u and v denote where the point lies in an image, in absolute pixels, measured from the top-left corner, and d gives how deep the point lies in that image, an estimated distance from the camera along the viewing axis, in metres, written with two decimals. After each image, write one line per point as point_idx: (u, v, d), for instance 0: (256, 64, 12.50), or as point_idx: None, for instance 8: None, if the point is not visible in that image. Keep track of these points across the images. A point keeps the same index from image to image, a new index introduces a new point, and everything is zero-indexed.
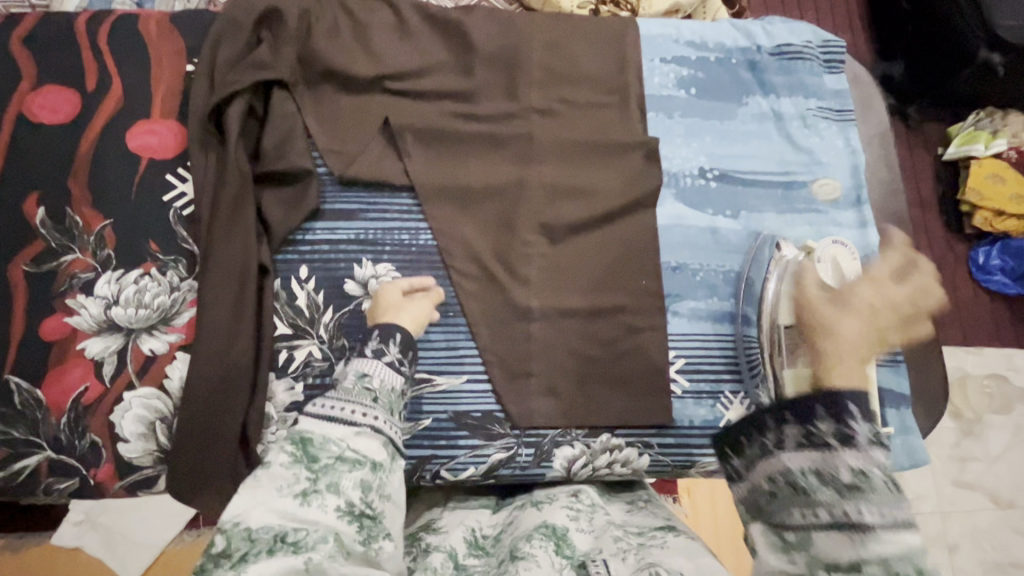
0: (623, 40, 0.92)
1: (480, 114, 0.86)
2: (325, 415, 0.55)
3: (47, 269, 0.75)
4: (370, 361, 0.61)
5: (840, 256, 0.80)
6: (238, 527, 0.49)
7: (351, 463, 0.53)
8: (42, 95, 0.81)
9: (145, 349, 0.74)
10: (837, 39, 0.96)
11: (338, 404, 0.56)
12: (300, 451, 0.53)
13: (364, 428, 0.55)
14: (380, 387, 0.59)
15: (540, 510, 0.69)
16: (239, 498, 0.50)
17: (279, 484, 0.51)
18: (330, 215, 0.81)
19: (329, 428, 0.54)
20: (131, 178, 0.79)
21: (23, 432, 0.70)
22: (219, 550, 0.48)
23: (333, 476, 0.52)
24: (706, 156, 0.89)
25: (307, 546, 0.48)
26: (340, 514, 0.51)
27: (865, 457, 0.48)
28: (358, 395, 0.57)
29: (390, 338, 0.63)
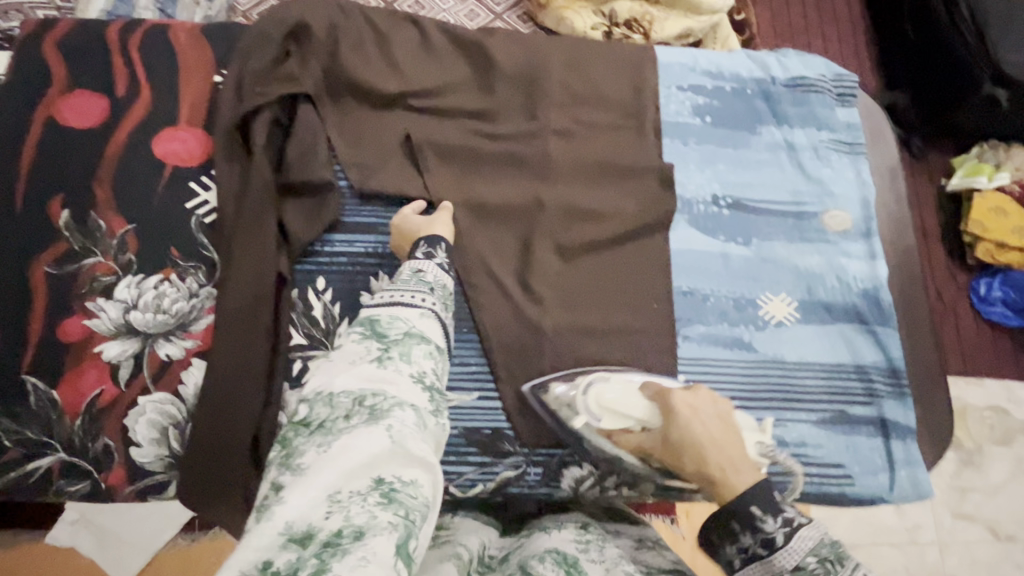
0: (641, 66, 0.94)
1: (500, 133, 0.88)
2: (391, 303, 0.61)
3: (68, 271, 0.76)
4: (425, 260, 0.70)
5: (603, 395, 0.75)
6: (319, 396, 0.52)
7: (417, 339, 0.58)
8: (72, 100, 0.83)
9: (162, 354, 0.75)
10: (849, 74, 0.98)
11: (400, 294, 0.63)
12: (371, 330, 0.57)
13: (425, 313, 0.62)
14: (434, 281, 0.68)
15: (552, 537, 0.65)
16: (320, 374, 0.54)
17: (354, 357, 0.55)
18: (349, 227, 0.82)
19: (396, 310, 0.60)
20: (155, 185, 0.81)
21: (37, 432, 0.71)
22: (303, 416, 0.52)
23: (403, 348, 0.56)
24: (719, 183, 0.91)
25: (384, 410, 0.50)
26: (412, 382, 0.54)
27: (796, 549, 0.54)
28: (415, 284, 0.65)
29: (436, 244, 0.73)
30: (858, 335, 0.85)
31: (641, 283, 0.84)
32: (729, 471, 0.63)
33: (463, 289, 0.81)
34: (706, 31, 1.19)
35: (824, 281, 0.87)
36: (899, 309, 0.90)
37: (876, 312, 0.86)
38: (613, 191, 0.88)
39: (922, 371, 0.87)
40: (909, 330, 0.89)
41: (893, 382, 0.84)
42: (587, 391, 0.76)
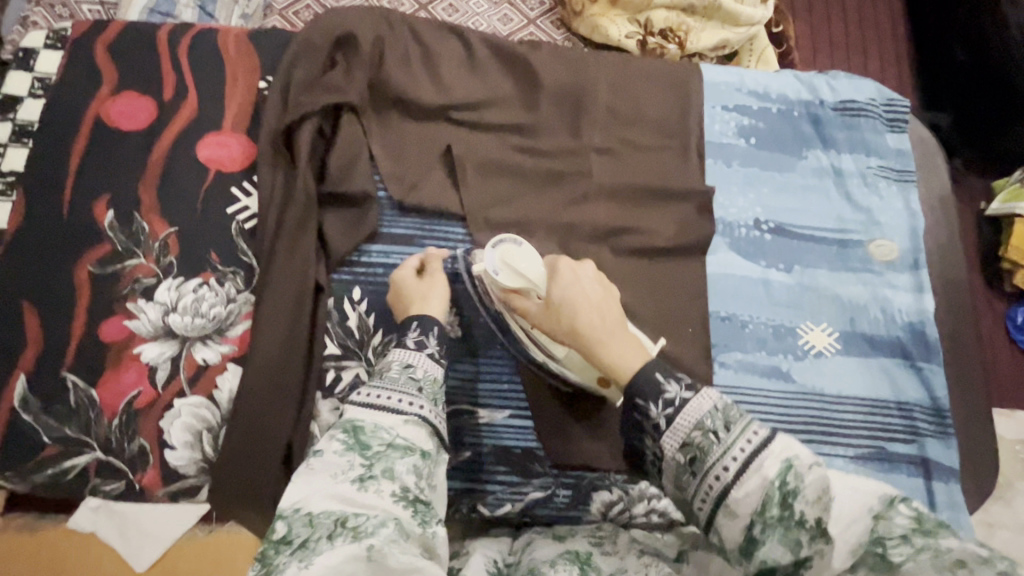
0: (686, 84, 0.92)
1: (540, 149, 0.87)
2: (372, 403, 0.55)
3: (111, 271, 0.77)
4: (415, 352, 0.62)
5: (508, 256, 0.72)
6: (298, 513, 0.47)
7: (403, 450, 0.53)
8: (121, 102, 0.84)
9: (198, 358, 0.75)
10: (901, 99, 0.96)
11: (383, 393, 0.56)
12: (353, 440, 0.52)
13: (412, 418, 0.56)
14: (424, 377, 0.60)
15: (562, 541, 0.69)
16: (297, 486, 0.50)
17: (334, 471, 0.50)
18: (387, 239, 0.82)
19: (380, 417, 0.54)
20: (198, 188, 0.81)
21: (76, 430, 0.72)
22: (282, 536, 0.46)
23: (388, 463, 0.51)
24: (762, 207, 0.89)
25: (367, 531, 0.46)
26: (396, 499, 0.49)
27: (679, 428, 0.51)
28: (404, 384, 0.58)
29: (430, 330, 0.64)
30: (901, 370, 0.83)
31: (681, 309, 0.83)
32: (592, 333, 0.61)
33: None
34: (744, 42, 1.17)
35: (867, 313, 0.85)
36: (947, 344, 0.86)
37: (922, 348, 0.84)
38: (653, 212, 0.86)
39: (970, 411, 0.84)
40: (957, 367, 0.85)
41: (937, 422, 0.81)
42: (492, 258, 0.72)
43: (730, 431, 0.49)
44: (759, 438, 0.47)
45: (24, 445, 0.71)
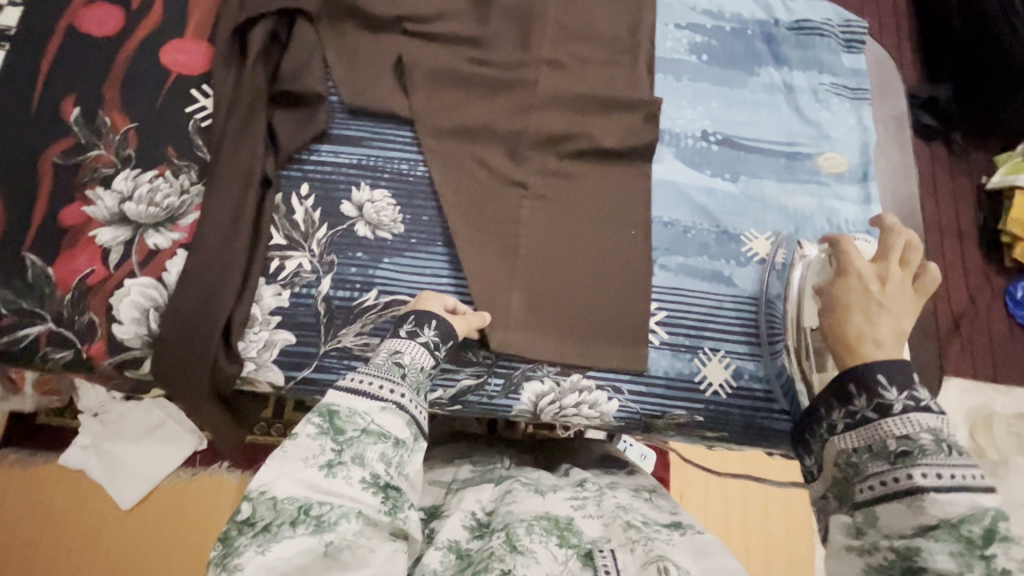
0: (641, 3, 0.93)
1: (491, 60, 0.89)
2: (353, 390, 0.62)
3: (73, 162, 0.82)
4: (406, 341, 0.67)
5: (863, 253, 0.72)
6: (263, 496, 0.54)
7: (375, 436, 0.59)
8: (91, 10, 0.89)
9: (150, 243, 0.79)
10: (859, 21, 0.95)
11: (368, 380, 0.63)
12: (327, 424, 0.59)
13: (389, 405, 0.62)
14: (410, 364, 0.66)
15: (541, 496, 0.70)
16: (268, 469, 0.56)
17: (304, 455, 0.57)
18: (336, 139, 0.85)
19: (356, 402, 0.61)
20: (159, 89, 0.85)
21: (32, 304, 0.75)
22: (245, 517, 0.54)
23: (359, 449, 0.58)
24: (711, 120, 0.89)
25: (328, 523, 0.54)
26: (365, 485, 0.56)
27: (911, 424, 0.57)
28: (387, 371, 0.64)
29: (425, 323, 0.70)
30: None
31: (623, 210, 0.84)
32: (866, 319, 0.62)
33: (441, 204, 0.83)
34: None
35: (813, 223, 0.85)
36: None
37: None
38: (601, 121, 0.87)
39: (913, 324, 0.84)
40: None
41: None
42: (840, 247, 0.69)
43: (953, 457, 0.55)
44: (973, 481, 0.54)
45: None
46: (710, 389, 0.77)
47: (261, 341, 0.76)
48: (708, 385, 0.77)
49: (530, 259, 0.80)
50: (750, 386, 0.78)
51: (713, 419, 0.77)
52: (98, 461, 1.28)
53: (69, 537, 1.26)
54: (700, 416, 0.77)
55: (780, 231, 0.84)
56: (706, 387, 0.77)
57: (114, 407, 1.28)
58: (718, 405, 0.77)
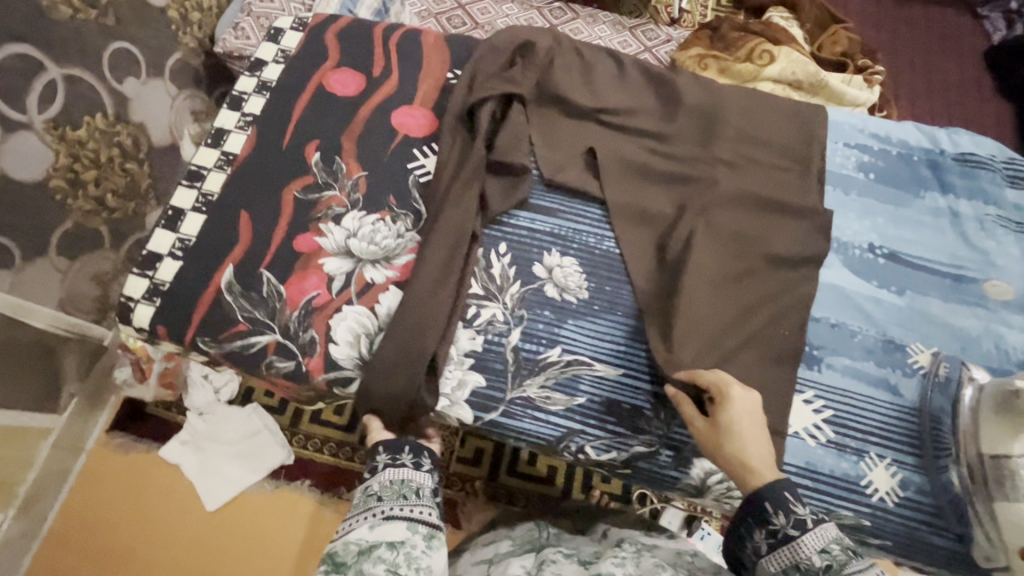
0: (814, 120, 1.03)
1: (674, 154, 0.99)
2: (344, 530, 0.73)
3: (311, 198, 0.95)
4: (381, 475, 0.78)
5: None
6: None
7: (369, 552, 0.70)
8: (339, 73, 1.05)
9: (367, 276, 0.89)
10: (1021, 160, 1.01)
11: (351, 519, 0.74)
12: (331, 563, 0.70)
13: (376, 523, 0.72)
14: (379, 489, 0.76)
15: (586, 567, 0.74)
16: None
17: None
18: (533, 208, 0.96)
19: (348, 536, 0.72)
20: (387, 146, 0.99)
21: (264, 315, 0.86)
22: None
23: (359, 568, 0.68)
24: (877, 234, 0.95)
25: None
26: None
27: (820, 536, 0.64)
28: (393, 497, 0.75)
29: None
30: None
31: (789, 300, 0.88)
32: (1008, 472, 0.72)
33: (628, 279, 0.90)
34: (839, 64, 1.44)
35: (980, 344, 0.87)
36: None
37: None
38: (774, 221, 0.94)
39: None
40: None
41: None
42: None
43: (859, 560, 0.62)
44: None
45: (221, 318, 0.86)
46: (876, 495, 0.79)
47: (454, 380, 0.84)
48: (874, 490, 0.79)
49: (712, 328, 0.83)
50: (916, 498, 0.79)
51: (879, 525, 0.78)
52: (194, 459, 1.36)
53: (143, 532, 1.32)
54: (865, 519, 0.78)
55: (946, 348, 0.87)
56: (872, 492, 0.79)
57: (221, 409, 1.37)
58: (884, 512, 0.78)
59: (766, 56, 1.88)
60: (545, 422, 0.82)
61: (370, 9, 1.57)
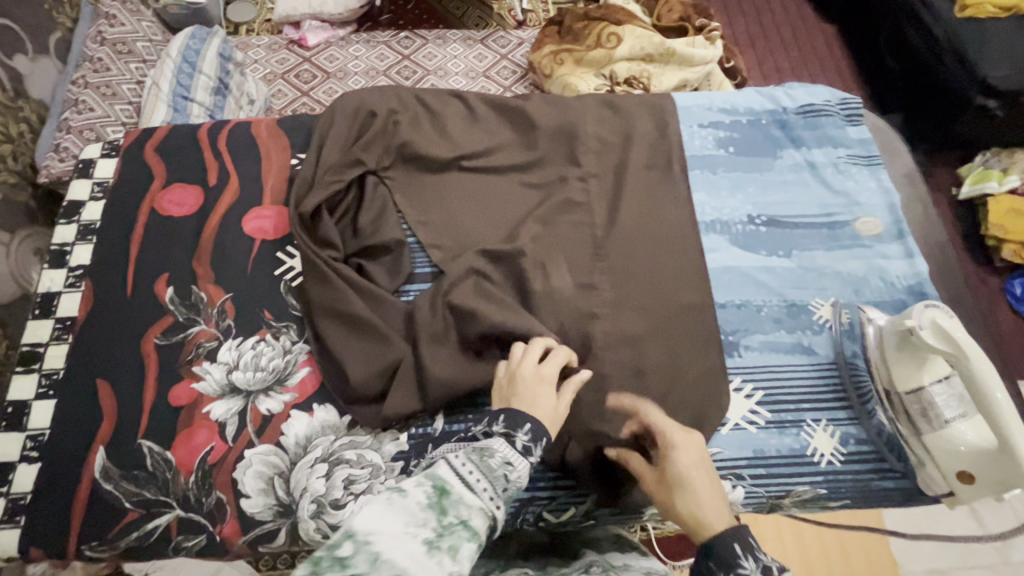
0: (665, 111, 1.05)
1: (544, 179, 0.98)
2: (468, 478, 0.53)
3: (175, 341, 0.84)
4: (516, 454, 0.59)
5: (940, 317, 0.74)
6: (365, 544, 0.44)
7: (474, 539, 0.49)
8: (171, 192, 0.95)
9: (263, 409, 0.80)
10: (853, 97, 1.08)
11: (479, 474, 0.54)
12: (437, 501, 0.49)
13: (489, 505, 0.52)
14: (511, 473, 0.56)
15: None
16: (372, 511, 0.46)
17: (409, 520, 0.46)
18: (423, 278, 0.91)
19: (468, 494, 0.51)
20: (246, 258, 0.90)
21: (155, 493, 0.75)
22: (343, 555, 0.43)
23: (457, 544, 0.47)
24: (752, 205, 0.98)
25: None
26: None
27: None
28: (498, 480, 0.54)
29: (521, 427, 0.61)
30: None
31: (684, 279, 0.90)
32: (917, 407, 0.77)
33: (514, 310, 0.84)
34: (701, 80, 1.90)
35: (868, 283, 0.92)
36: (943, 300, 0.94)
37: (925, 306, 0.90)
38: (654, 220, 0.94)
39: None
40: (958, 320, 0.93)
41: None
42: (926, 315, 0.75)
43: None
44: None
45: (107, 513, 0.74)
46: (823, 460, 0.81)
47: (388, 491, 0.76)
48: (820, 456, 0.81)
49: (617, 328, 0.86)
50: (859, 450, 0.81)
51: (834, 490, 0.79)
52: None
53: None
54: (821, 488, 0.79)
55: (842, 296, 0.91)
56: (819, 458, 0.81)
57: (163, 564, 0.94)
58: (835, 474, 0.80)
59: (613, 38, 1.88)
60: None
61: (207, 88, 1.46)
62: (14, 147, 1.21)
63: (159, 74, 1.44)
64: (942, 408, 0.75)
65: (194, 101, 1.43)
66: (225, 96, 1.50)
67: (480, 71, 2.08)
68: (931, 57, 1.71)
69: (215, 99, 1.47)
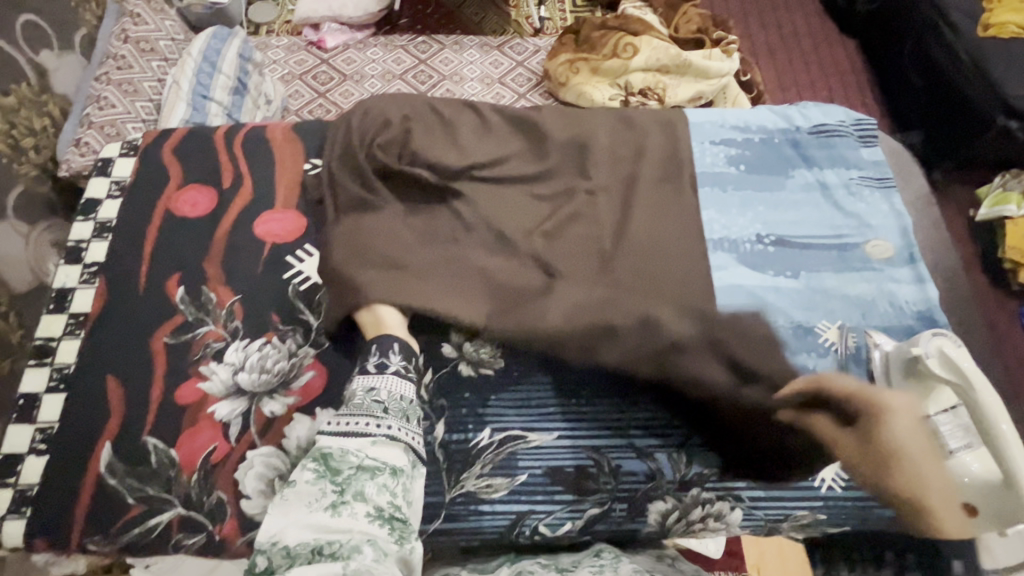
0: (676, 127, 1.05)
1: (554, 190, 0.98)
2: (343, 433, 0.67)
3: (184, 340, 0.85)
4: (377, 376, 0.73)
5: (946, 347, 0.75)
6: (276, 546, 0.59)
7: (372, 471, 0.65)
8: (186, 192, 0.97)
9: (267, 411, 0.81)
10: (868, 118, 1.07)
11: (350, 420, 0.69)
12: (323, 467, 0.64)
13: (379, 438, 0.68)
14: (390, 398, 0.71)
15: None
16: (274, 521, 0.61)
17: (308, 501, 0.62)
18: None
19: (346, 443, 0.67)
20: (257, 260, 0.91)
21: (159, 490, 0.76)
22: (263, 565, 0.58)
23: (358, 486, 0.63)
24: (762, 224, 0.98)
25: (344, 554, 0.58)
26: (371, 518, 0.62)
27: None
28: (368, 408, 0.69)
29: (389, 350, 0.76)
30: None
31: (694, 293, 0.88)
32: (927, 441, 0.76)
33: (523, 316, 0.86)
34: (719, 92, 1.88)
35: (877, 307, 0.91)
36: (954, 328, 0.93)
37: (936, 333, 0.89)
38: (663, 235, 0.94)
39: None
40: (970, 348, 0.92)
41: None
42: (932, 343, 0.75)
43: None
44: None
45: (112, 507, 0.76)
46: (825, 485, 0.80)
47: None
48: (821, 481, 0.80)
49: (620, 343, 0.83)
50: None
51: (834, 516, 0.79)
52: None
53: None
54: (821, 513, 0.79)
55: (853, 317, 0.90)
56: (820, 484, 0.80)
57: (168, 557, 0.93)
58: (837, 501, 0.79)
59: (630, 48, 1.88)
60: (493, 513, 0.78)
61: (225, 88, 1.50)
62: (35, 143, 1.23)
63: (181, 73, 1.47)
64: (947, 438, 0.74)
65: (212, 101, 1.46)
66: (242, 96, 1.54)
67: (495, 78, 2.09)
68: (950, 74, 1.69)
69: (233, 99, 1.52)
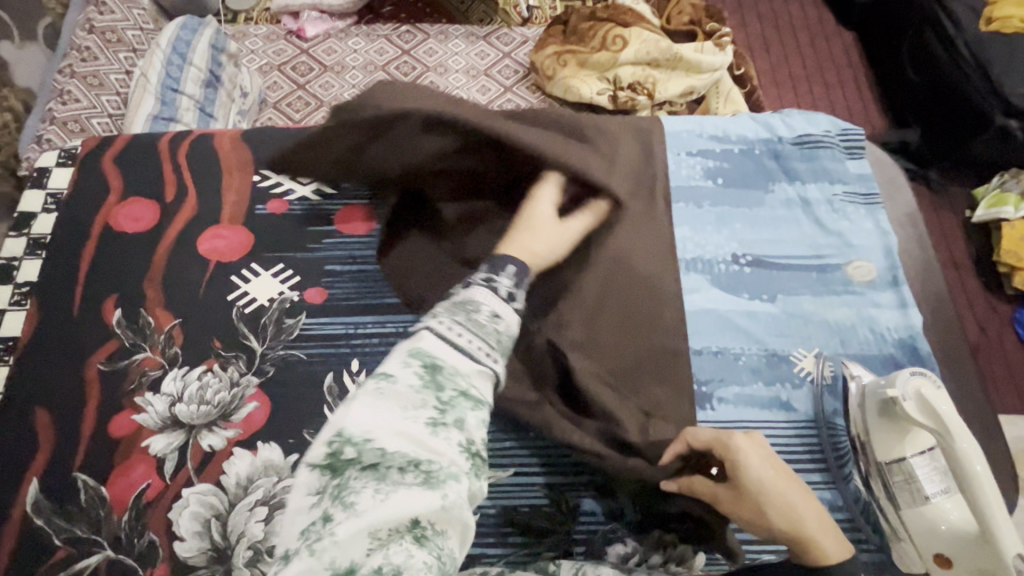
0: (651, 136, 0.99)
1: (517, 204, 0.93)
2: (464, 349, 0.52)
3: (119, 368, 0.80)
4: (481, 290, 0.58)
5: (925, 387, 0.69)
6: (369, 443, 0.46)
7: (475, 401, 0.50)
8: (126, 206, 0.91)
9: (204, 445, 0.76)
10: (855, 128, 1.01)
11: (467, 337, 0.53)
12: (430, 376, 0.50)
13: (486, 367, 0.52)
14: (491, 324, 0.56)
15: None
16: (367, 409, 0.47)
17: (406, 404, 0.48)
18: (381, 309, 0.87)
19: (460, 360, 0.51)
20: (200, 280, 0.86)
21: (87, 531, 0.72)
22: (349, 458, 0.46)
23: (461, 412, 0.49)
24: (738, 242, 0.92)
25: (439, 480, 0.45)
26: (462, 451, 0.48)
27: None
28: (487, 334, 0.54)
29: (494, 276, 0.61)
30: None
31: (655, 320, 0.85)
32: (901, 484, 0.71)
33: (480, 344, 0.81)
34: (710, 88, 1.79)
35: (856, 333, 0.86)
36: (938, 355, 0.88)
37: (916, 362, 0.84)
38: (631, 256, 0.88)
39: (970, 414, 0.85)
40: (953, 378, 0.87)
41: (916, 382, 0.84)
42: (911, 384, 0.70)
43: None
44: None
45: (36, 550, 0.71)
46: None
47: None
48: None
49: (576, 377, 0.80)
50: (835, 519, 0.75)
51: None
52: None
53: None
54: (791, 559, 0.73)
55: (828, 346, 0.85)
56: None
57: None
58: None
59: (619, 41, 1.72)
60: None
61: (196, 81, 1.42)
62: None
63: (148, 65, 1.37)
64: (924, 483, 0.71)
65: (183, 95, 1.38)
66: (215, 89, 1.45)
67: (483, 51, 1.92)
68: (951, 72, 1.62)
69: (205, 92, 1.43)
